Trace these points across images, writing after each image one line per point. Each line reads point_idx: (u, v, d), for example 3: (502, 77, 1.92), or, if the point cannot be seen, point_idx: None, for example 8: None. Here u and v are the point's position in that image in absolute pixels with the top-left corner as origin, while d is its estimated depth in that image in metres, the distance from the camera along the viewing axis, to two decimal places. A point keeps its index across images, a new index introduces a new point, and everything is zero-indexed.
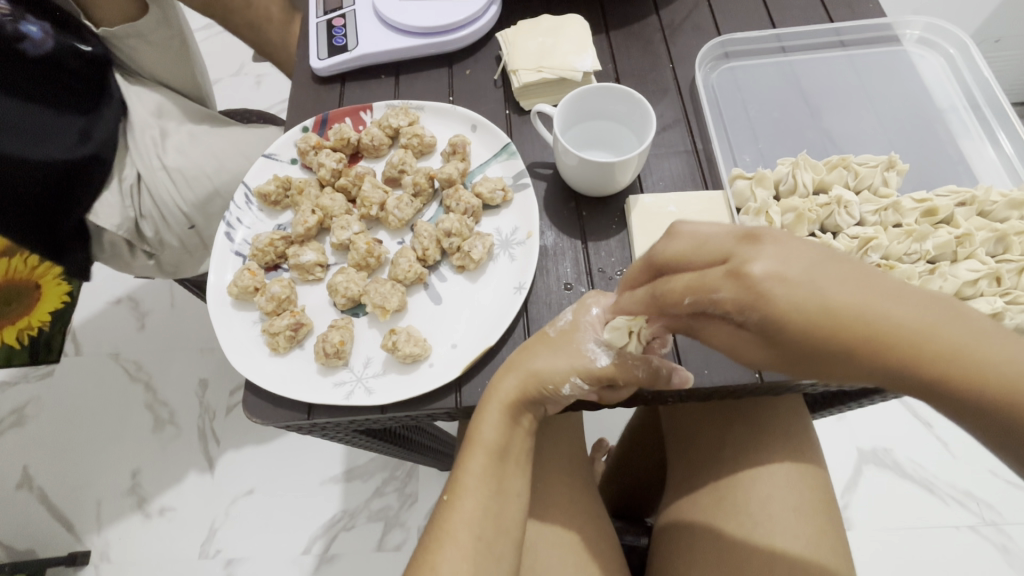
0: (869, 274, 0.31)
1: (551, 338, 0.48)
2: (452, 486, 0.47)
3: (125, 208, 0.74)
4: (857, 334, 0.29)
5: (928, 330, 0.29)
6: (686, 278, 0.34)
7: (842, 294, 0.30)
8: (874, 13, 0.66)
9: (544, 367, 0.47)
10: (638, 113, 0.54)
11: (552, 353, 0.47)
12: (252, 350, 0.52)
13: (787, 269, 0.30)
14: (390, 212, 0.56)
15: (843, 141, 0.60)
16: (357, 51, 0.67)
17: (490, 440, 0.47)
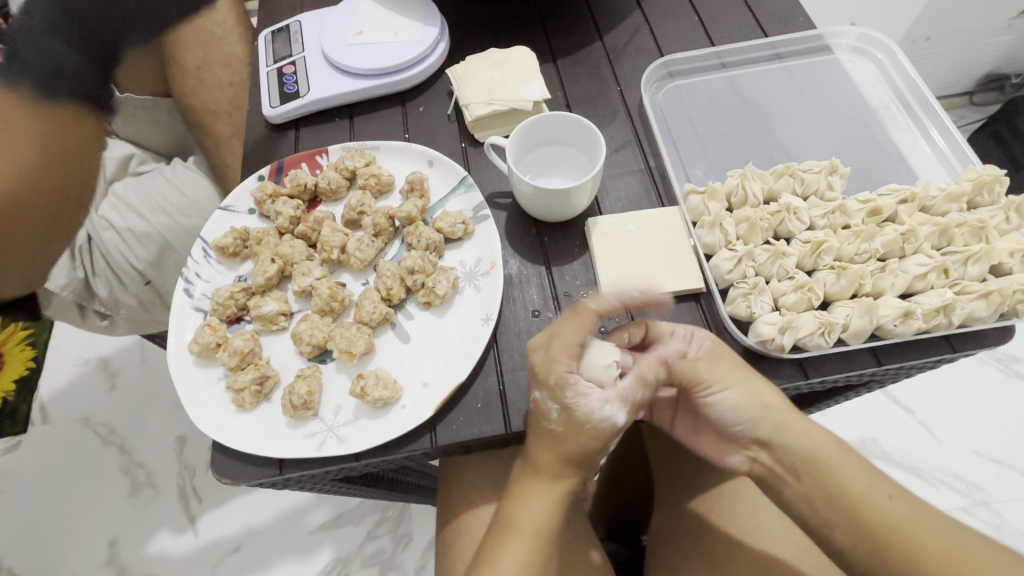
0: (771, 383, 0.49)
1: (559, 431, 0.45)
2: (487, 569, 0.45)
3: (74, 270, 0.76)
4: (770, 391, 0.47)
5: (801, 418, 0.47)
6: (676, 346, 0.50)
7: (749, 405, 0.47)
8: (805, 27, 0.69)
9: (573, 451, 0.46)
10: (589, 138, 0.55)
11: (571, 441, 0.45)
12: (217, 409, 0.51)
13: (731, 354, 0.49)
14: (351, 254, 0.56)
15: (787, 149, 0.62)
16: (309, 96, 0.67)
17: (530, 524, 0.46)
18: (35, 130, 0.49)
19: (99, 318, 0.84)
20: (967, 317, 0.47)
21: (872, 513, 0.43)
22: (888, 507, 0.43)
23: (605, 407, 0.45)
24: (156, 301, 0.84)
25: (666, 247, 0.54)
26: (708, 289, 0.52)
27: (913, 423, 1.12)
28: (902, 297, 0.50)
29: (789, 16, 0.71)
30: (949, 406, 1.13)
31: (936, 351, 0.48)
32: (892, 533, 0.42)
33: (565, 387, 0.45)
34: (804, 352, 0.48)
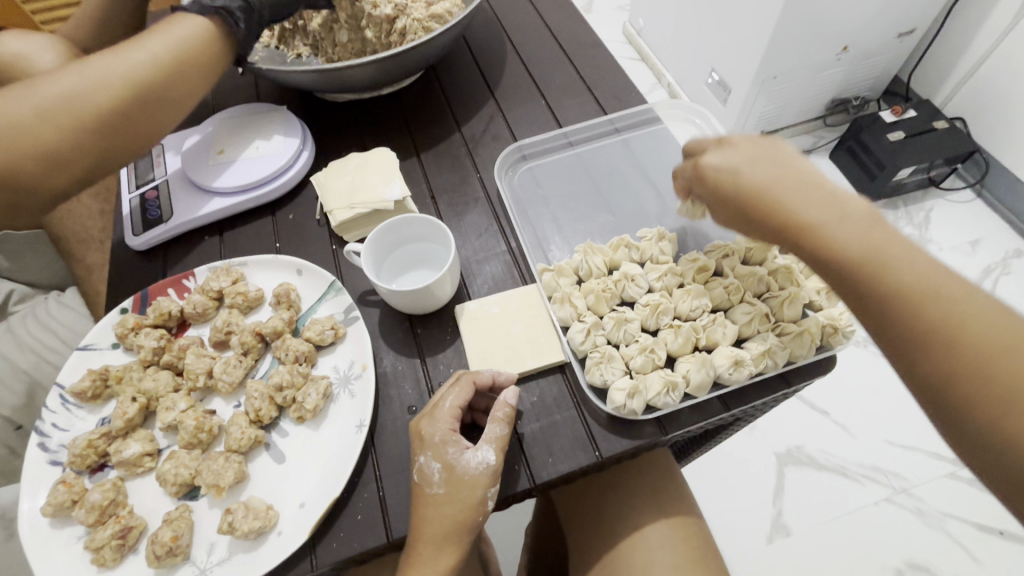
0: (803, 188, 0.46)
1: (441, 495, 0.48)
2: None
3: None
4: (785, 218, 0.46)
5: (832, 230, 0.44)
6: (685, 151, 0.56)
7: (802, 205, 0.46)
8: (636, 102, 0.78)
9: (452, 518, 0.47)
10: (440, 234, 0.59)
11: (451, 504, 0.48)
12: (74, 575, 0.47)
13: (739, 167, 0.50)
14: (218, 378, 0.56)
15: (634, 215, 0.68)
16: (173, 220, 0.68)
17: None
18: (195, 58, 0.63)
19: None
20: (788, 356, 0.53)
21: (933, 285, 0.40)
22: (913, 274, 0.41)
23: (475, 453, 0.49)
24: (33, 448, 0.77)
25: (527, 327, 0.58)
26: (569, 361, 0.56)
27: (829, 423, 1.19)
28: (736, 343, 0.55)
29: (623, 92, 0.79)
30: (857, 402, 1.21)
31: (771, 389, 0.53)
32: (938, 306, 0.39)
33: (447, 444, 0.49)
34: (655, 411, 0.52)
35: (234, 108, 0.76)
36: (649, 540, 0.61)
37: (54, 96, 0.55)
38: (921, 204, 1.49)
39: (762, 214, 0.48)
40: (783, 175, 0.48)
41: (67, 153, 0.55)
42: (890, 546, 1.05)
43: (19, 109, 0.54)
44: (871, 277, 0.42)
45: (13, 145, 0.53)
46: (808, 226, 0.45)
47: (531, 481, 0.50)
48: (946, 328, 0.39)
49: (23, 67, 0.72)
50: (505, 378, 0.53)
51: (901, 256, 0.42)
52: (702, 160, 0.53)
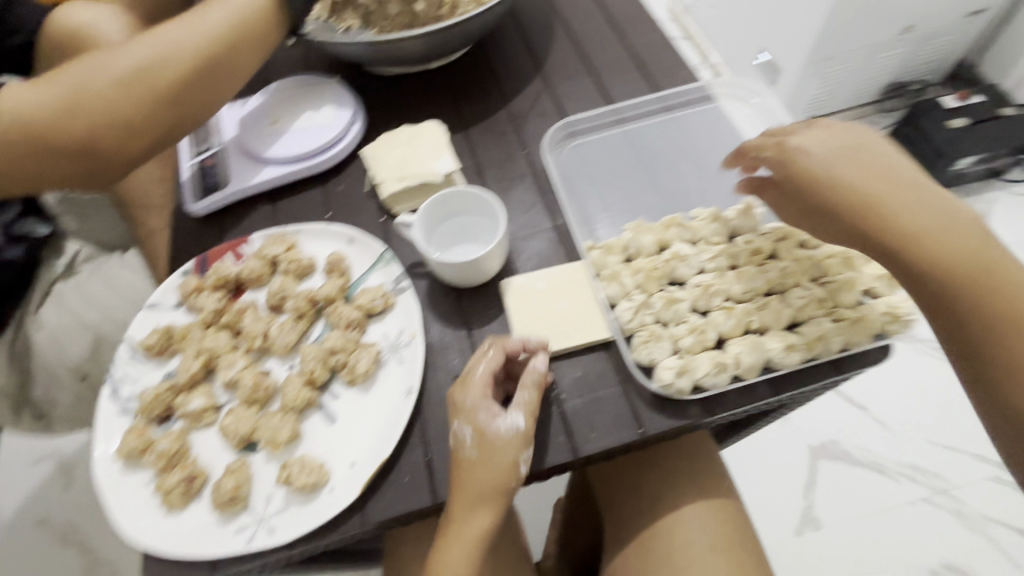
0: (897, 184, 0.50)
1: (474, 459, 0.49)
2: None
3: (7, 372, 0.79)
4: (878, 212, 0.49)
5: (930, 229, 0.47)
6: (762, 142, 0.58)
7: (889, 197, 0.49)
8: (690, 78, 0.75)
9: (485, 479, 0.49)
10: (490, 208, 0.59)
11: (484, 467, 0.49)
12: (145, 516, 0.51)
13: (827, 156, 0.52)
14: (274, 340, 0.58)
15: (685, 194, 0.67)
16: (230, 188, 0.70)
17: (453, 563, 0.49)
18: (253, 31, 0.65)
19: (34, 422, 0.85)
20: (843, 343, 0.51)
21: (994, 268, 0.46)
22: (1006, 281, 0.45)
23: (504, 419, 0.50)
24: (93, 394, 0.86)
25: (573, 302, 0.58)
26: (615, 339, 0.56)
27: (867, 419, 1.16)
28: (789, 328, 0.54)
29: (675, 68, 0.77)
30: (899, 399, 1.17)
31: (823, 375, 0.52)
32: (998, 289, 0.45)
33: (478, 410, 0.50)
34: (703, 391, 0.51)
35: (287, 79, 0.77)
36: (689, 527, 0.61)
37: (127, 66, 0.59)
38: (980, 196, 1.41)
39: (835, 207, 0.50)
40: (870, 171, 0.51)
41: (140, 130, 0.59)
42: (925, 546, 1.02)
43: (99, 80, 0.58)
44: (961, 282, 0.46)
45: (97, 117, 0.57)
46: (890, 215, 0.48)
47: (574, 454, 0.52)
48: (1006, 309, 0.44)
49: (90, 35, 0.75)
50: (535, 345, 0.54)
51: (970, 244, 0.47)
52: (786, 142, 0.55)
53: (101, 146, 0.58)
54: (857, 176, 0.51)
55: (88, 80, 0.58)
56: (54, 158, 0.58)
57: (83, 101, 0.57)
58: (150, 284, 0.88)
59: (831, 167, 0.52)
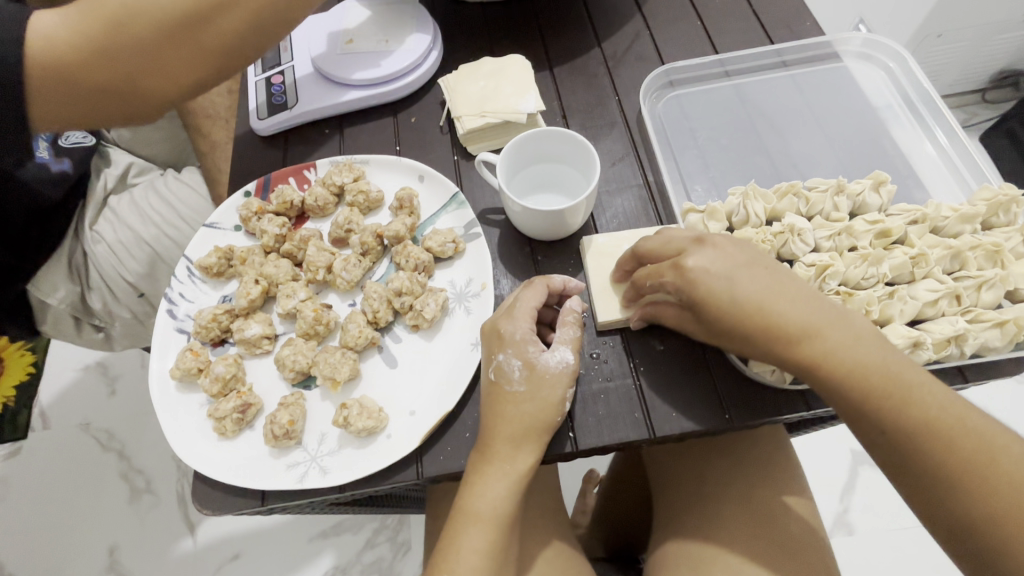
0: (808, 300, 0.40)
1: (521, 393, 0.46)
2: (449, 564, 0.45)
3: (70, 283, 0.78)
4: (771, 330, 0.40)
5: (890, 367, 0.38)
6: (655, 240, 0.45)
7: (825, 338, 0.39)
8: (813, 32, 0.66)
9: (532, 418, 0.45)
10: (583, 155, 0.53)
11: (531, 403, 0.46)
12: (198, 439, 0.49)
13: (714, 265, 0.41)
14: (337, 274, 0.54)
15: (795, 162, 0.60)
16: (298, 108, 0.65)
17: (487, 512, 0.45)
18: None
19: (95, 331, 0.85)
20: (981, 347, 0.44)
21: (977, 463, 0.36)
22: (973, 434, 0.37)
23: (555, 354, 0.47)
24: (150, 311, 0.85)
25: None
26: None
27: None
28: (911, 323, 0.47)
29: (795, 19, 0.68)
30: None
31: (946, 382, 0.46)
32: (981, 490, 0.36)
33: (526, 343, 0.47)
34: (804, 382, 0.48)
35: None
36: (752, 511, 0.57)
37: (169, 9, 0.48)
38: None
39: (759, 339, 0.40)
40: (792, 300, 0.40)
41: (190, 75, 0.53)
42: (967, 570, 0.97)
43: (133, 17, 0.48)
44: (940, 446, 0.37)
45: (137, 64, 0.49)
46: (848, 372, 0.39)
47: (650, 433, 0.48)
48: (1002, 512, 0.35)
49: None
50: (574, 284, 0.52)
51: (929, 414, 0.37)
52: (683, 262, 0.42)
53: (146, 89, 0.51)
54: (716, 288, 0.40)
55: (127, 15, 0.48)
56: (90, 98, 0.50)
57: (125, 40, 0.48)
58: (206, 206, 0.85)
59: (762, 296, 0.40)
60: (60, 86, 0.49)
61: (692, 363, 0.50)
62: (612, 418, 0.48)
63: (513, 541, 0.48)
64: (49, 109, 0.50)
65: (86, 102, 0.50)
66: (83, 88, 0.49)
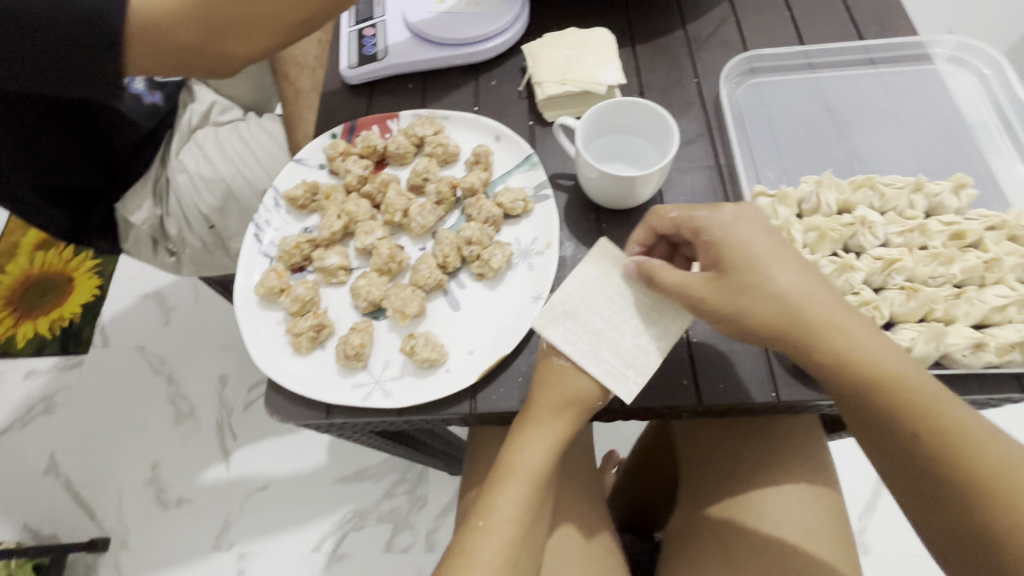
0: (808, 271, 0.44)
1: (568, 365, 0.48)
2: (486, 511, 0.49)
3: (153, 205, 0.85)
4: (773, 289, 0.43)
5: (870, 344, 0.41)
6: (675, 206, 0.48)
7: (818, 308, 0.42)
8: (905, 32, 0.65)
9: (572, 393, 0.48)
10: (662, 128, 0.55)
11: (575, 376, 0.48)
12: (276, 350, 0.53)
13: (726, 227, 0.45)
14: (413, 219, 0.58)
15: (870, 160, 0.60)
16: (387, 60, 0.69)
17: (526, 468, 0.49)
18: None
19: (168, 255, 0.91)
20: None
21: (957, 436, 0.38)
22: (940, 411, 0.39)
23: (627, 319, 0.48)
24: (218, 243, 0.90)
25: None
26: None
27: None
28: (976, 327, 0.47)
29: (889, 17, 0.67)
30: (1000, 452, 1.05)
31: (1004, 389, 0.45)
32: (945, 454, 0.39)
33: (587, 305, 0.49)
34: None
35: None
36: (783, 501, 0.58)
37: None
38: None
39: (753, 305, 0.43)
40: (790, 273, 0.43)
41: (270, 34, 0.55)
42: None
43: None
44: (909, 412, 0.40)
45: (219, 23, 0.52)
46: (829, 345, 0.42)
47: (698, 400, 0.49)
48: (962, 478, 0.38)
49: None
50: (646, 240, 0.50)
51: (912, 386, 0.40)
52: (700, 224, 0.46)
53: (230, 47, 0.55)
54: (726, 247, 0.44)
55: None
56: (182, 54, 0.54)
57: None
58: (282, 154, 0.89)
59: (758, 261, 0.43)
60: (152, 40, 0.52)
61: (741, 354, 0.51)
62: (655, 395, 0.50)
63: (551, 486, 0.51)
64: (144, 61, 0.54)
65: (179, 57, 0.54)
66: (181, 43, 0.53)
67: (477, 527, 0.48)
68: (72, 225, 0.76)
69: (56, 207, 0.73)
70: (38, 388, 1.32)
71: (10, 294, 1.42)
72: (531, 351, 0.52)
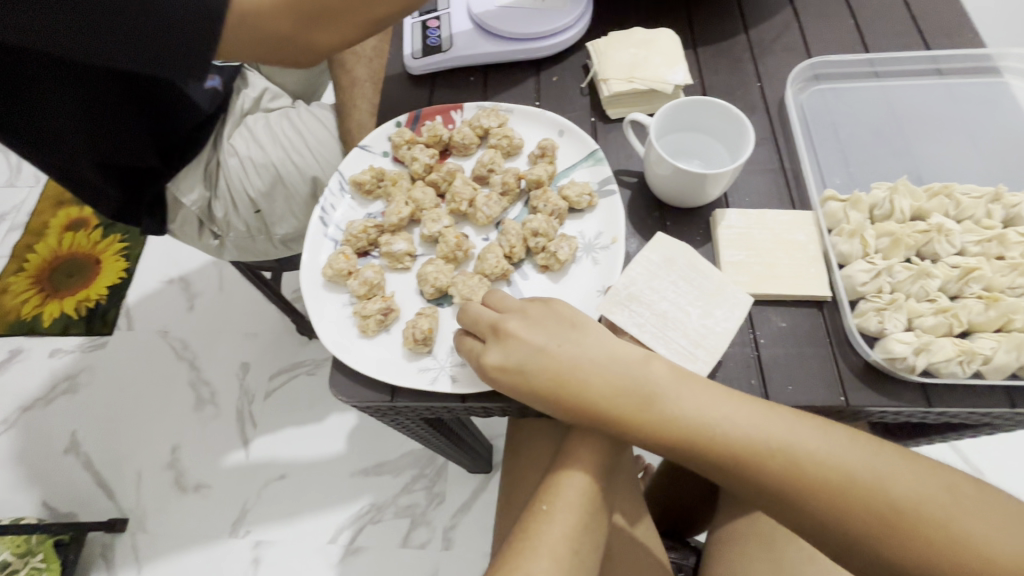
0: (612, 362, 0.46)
1: None
2: (551, 496, 0.48)
3: (203, 188, 0.85)
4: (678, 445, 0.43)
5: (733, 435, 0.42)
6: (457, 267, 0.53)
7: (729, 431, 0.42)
8: (973, 45, 0.65)
9: None
10: (735, 128, 0.55)
11: None
12: (343, 331, 0.53)
13: (511, 359, 0.46)
14: (479, 208, 0.58)
15: (937, 171, 0.59)
16: (452, 52, 0.69)
17: (585, 457, 0.50)
18: None
19: (212, 237, 0.91)
20: None
21: (898, 511, 0.39)
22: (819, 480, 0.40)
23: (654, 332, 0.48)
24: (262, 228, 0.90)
25: (799, 248, 0.54)
26: (835, 299, 0.52)
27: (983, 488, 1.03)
28: None
29: (955, 29, 0.66)
30: None
31: None
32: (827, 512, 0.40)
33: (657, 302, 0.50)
34: (935, 377, 0.47)
35: None
36: None
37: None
38: None
39: (651, 439, 0.44)
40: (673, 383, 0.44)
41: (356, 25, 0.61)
42: None
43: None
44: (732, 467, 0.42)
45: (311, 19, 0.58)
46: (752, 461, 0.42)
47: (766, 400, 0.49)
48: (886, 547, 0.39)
49: None
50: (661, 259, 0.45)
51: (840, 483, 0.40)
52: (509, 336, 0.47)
53: (319, 37, 0.60)
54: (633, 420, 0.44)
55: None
56: (277, 44, 0.59)
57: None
58: (333, 143, 0.89)
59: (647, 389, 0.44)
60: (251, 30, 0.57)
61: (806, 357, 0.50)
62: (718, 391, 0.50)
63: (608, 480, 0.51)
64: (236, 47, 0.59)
65: (273, 45, 0.59)
66: (275, 34, 0.58)
67: (541, 511, 0.48)
68: (123, 204, 0.78)
69: (111, 185, 0.76)
70: (62, 366, 1.33)
71: (39, 272, 1.43)
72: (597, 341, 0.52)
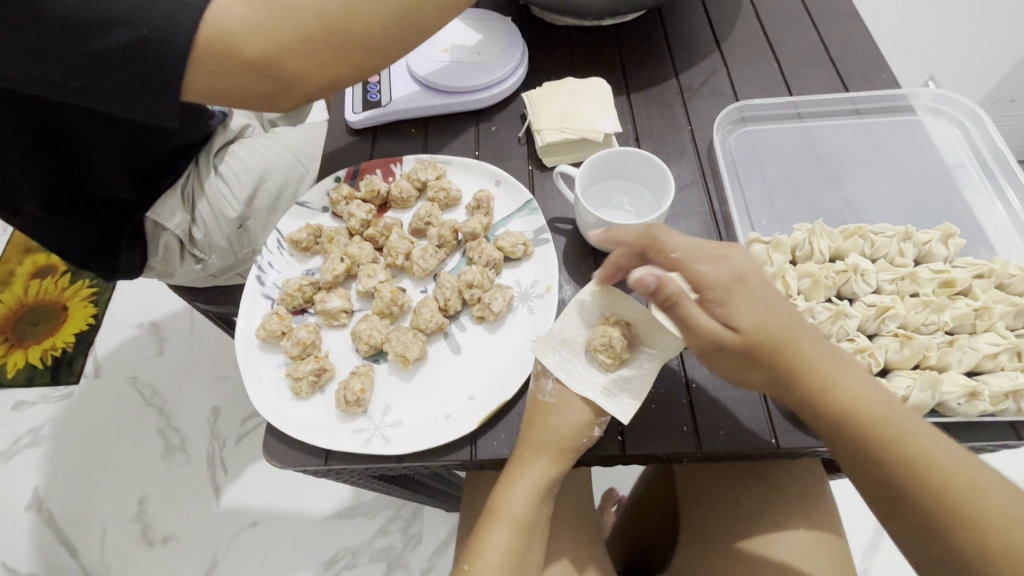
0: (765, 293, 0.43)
1: (551, 405, 0.49)
2: (472, 557, 0.49)
3: (185, 208, 0.68)
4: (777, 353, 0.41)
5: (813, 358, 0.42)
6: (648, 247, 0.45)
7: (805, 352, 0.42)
8: (888, 84, 0.68)
9: (561, 439, 0.48)
10: (657, 176, 0.57)
11: (559, 415, 0.49)
12: (277, 393, 0.53)
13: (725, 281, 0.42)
14: (415, 262, 0.59)
15: (860, 209, 0.62)
16: (390, 107, 0.70)
17: (519, 514, 0.49)
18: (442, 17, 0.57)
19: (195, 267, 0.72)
20: None
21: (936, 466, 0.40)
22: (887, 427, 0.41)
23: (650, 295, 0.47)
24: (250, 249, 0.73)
25: None
26: None
27: None
28: (968, 374, 0.49)
29: (873, 70, 0.70)
30: None
31: (998, 436, 0.46)
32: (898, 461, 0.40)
33: (578, 355, 0.51)
34: None
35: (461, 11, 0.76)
36: (786, 544, 0.58)
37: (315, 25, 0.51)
38: None
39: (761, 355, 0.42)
40: (768, 305, 0.42)
41: (344, 63, 0.55)
42: None
43: (293, 24, 0.51)
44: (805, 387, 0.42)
45: (279, 69, 0.53)
46: (831, 385, 0.42)
47: (697, 447, 0.49)
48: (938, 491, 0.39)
49: None
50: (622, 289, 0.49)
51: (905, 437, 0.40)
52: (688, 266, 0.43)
53: (300, 68, 0.53)
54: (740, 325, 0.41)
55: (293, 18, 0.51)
56: (232, 86, 0.53)
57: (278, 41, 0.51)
58: (314, 136, 0.75)
59: (734, 305, 0.42)
60: (210, 73, 0.51)
61: (726, 396, 0.51)
62: (649, 440, 0.50)
63: (545, 526, 0.51)
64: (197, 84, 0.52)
65: (233, 90, 0.54)
66: (234, 77, 0.52)
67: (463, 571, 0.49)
68: (89, 245, 0.64)
69: (66, 218, 0.62)
70: (24, 419, 1.28)
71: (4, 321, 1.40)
72: (527, 396, 0.52)
